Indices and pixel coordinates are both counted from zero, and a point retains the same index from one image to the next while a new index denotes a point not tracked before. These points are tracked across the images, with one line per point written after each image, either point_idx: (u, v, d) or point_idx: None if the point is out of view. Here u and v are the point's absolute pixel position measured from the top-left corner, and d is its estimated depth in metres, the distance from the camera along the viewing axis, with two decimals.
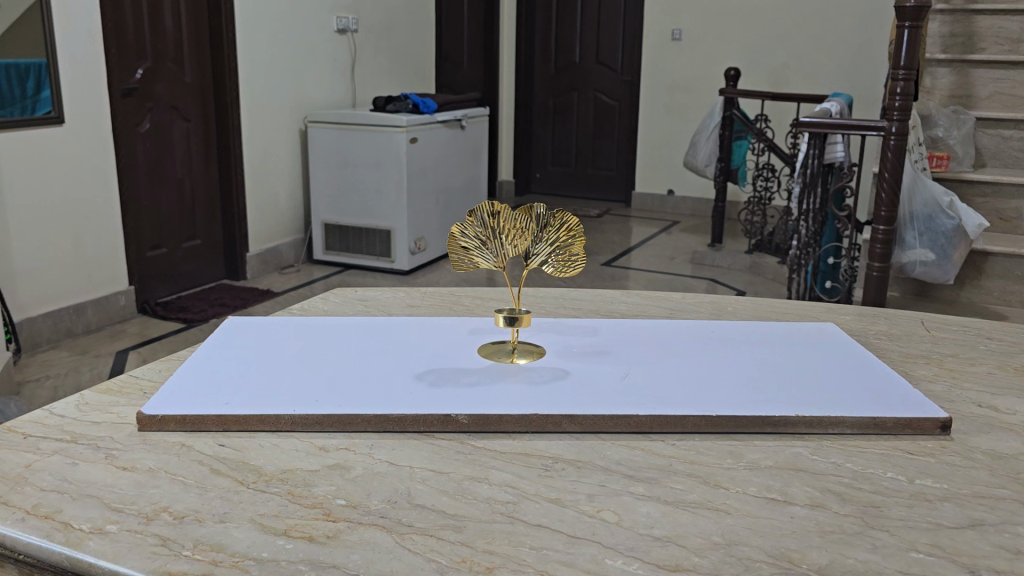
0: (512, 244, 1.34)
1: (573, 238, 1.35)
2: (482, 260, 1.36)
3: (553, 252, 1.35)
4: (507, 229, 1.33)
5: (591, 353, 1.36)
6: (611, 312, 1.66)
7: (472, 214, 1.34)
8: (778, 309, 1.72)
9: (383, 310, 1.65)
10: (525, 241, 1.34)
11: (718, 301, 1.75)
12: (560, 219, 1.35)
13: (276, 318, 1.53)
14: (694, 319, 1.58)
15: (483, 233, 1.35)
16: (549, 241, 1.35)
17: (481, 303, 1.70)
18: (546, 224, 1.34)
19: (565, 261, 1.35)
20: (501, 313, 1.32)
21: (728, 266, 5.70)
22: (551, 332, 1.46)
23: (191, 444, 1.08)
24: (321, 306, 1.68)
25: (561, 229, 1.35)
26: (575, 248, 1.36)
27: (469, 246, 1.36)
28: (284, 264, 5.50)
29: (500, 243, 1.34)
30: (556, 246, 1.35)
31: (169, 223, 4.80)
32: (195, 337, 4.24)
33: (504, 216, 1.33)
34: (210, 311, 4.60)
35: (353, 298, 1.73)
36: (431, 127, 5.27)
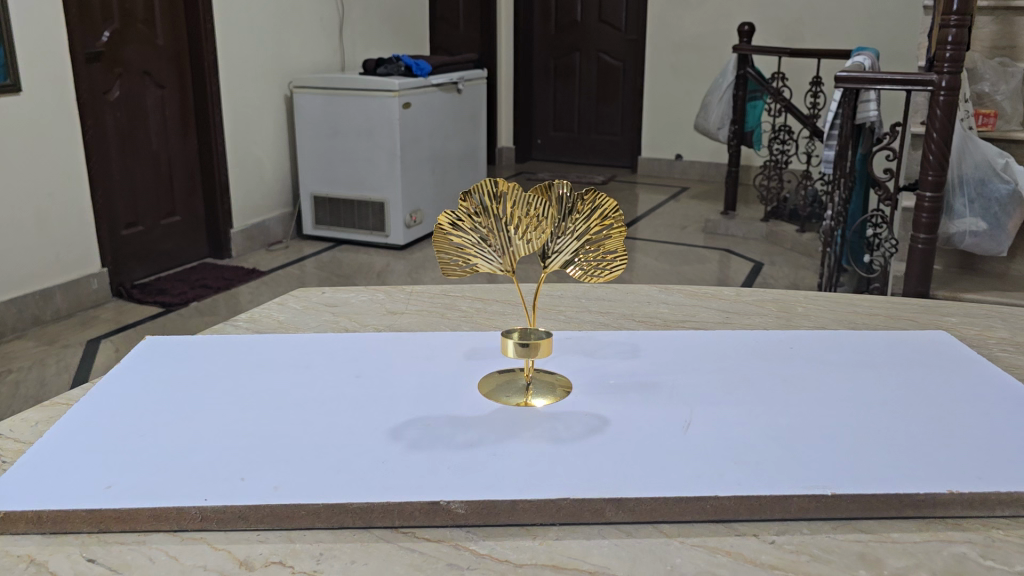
0: (525, 238, 0.97)
1: (609, 229, 0.98)
2: (481, 262, 0.99)
3: (579, 250, 0.99)
4: (518, 219, 0.96)
5: (631, 392, 0.98)
6: (646, 318, 1.29)
7: (468, 198, 0.96)
8: (862, 308, 1.35)
9: (354, 318, 1.28)
10: (541, 234, 0.97)
11: (782, 300, 1.38)
12: (593, 202, 0.97)
13: (201, 337, 1.15)
14: (761, 330, 1.21)
15: (484, 224, 0.97)
16: (575, 235, 0.98)
17: (480, 308, 1.33)
18: (573, 210, 0.97)
19: (597, 264, 0.99)
20: (505, 337, 0.95)
21: (744, 236, 5.25)
22: (576, 355, 1.09)
23: (46, 559, 0.72)
24: (275, 314, 1.31)
25: (593, 217, 0.98)
26: (611, 245, 0.99)
27: (463, 241, 0.98)
28: (271, 239, 5.11)
29: (508, 240, 0.97)
30: (585, 241, 0.99)
31: (144, 200, 4.40)
32: (174, 323, 3.86)
33: (513, 197, 0.95)
34: (190, 293, 4.22)
35: (318, 301, 1.36)
36: (425, 91, 4.84)
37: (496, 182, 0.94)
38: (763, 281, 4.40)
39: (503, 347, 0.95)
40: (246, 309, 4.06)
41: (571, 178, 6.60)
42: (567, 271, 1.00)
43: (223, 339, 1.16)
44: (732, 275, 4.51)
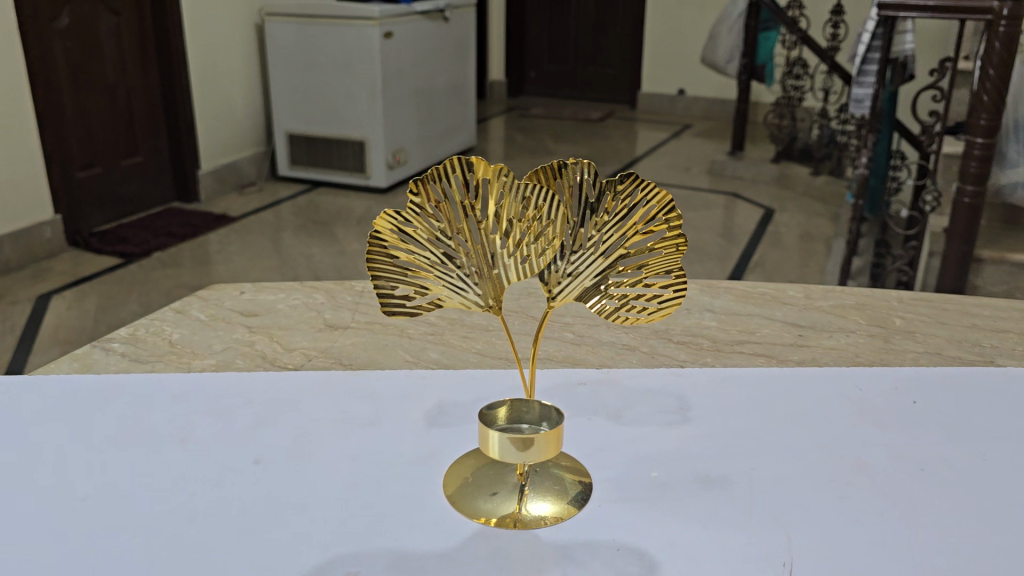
0: (519, 254, 0.62)
1: (656, 245, 0.62)
2: (448, 293, 0.64)
3: (609, 274, 0.64)
4: (507, 224, 0.61)
5: (681, 501, 0.63)
6: (687, 339, 0.93)
7: (422, 188, 0.60)
8: (976, 317, 0.99)
9: (278, 338, 0.92)
10: (546, 248, 0.62)
11: (865, 304, 1.02)
12: (632, 198, 0.61)
13: (31, 383, 0.78)
14: (866, 368, 0.84)
15: (452, 234, 0.61)
16: (601, 252, 0.63)
17: (455, 321, 0.96)
18: (601, 210, 0.61)
19: (638, 297, 0.64)
20: (483, 432, 0.59)
21: (751, 178, 4.66)
22: (601, 418, 0.73)
23: None
24: (168, 332, 0.94)
25: (634, 225, 0.62)
26: (660, 268, 0.63)
27: (417, 259, 0.63)
28: (244, 182, 4.11)
29: (495, 258, 0.62)
30: (617, 258, 0.63)
31: (97, 130, 3.46)
32: (135, 276, 3.03)
33: (497, 185, 0.60)
34: (154, 242, 3.33)
35: (230, 310, 0.99)
36: (410, 18, 3.99)
37: (470, 161, 0.59)
38: (774, 230, 3.84)
39: (480, 442, 0.59)
40: (216, 261, 3.19)
41: (567, 113, 6.12)
42: (586, 303, 0.65)
43: (68, 384, 0.79)
44: (739, 219, 3.99)
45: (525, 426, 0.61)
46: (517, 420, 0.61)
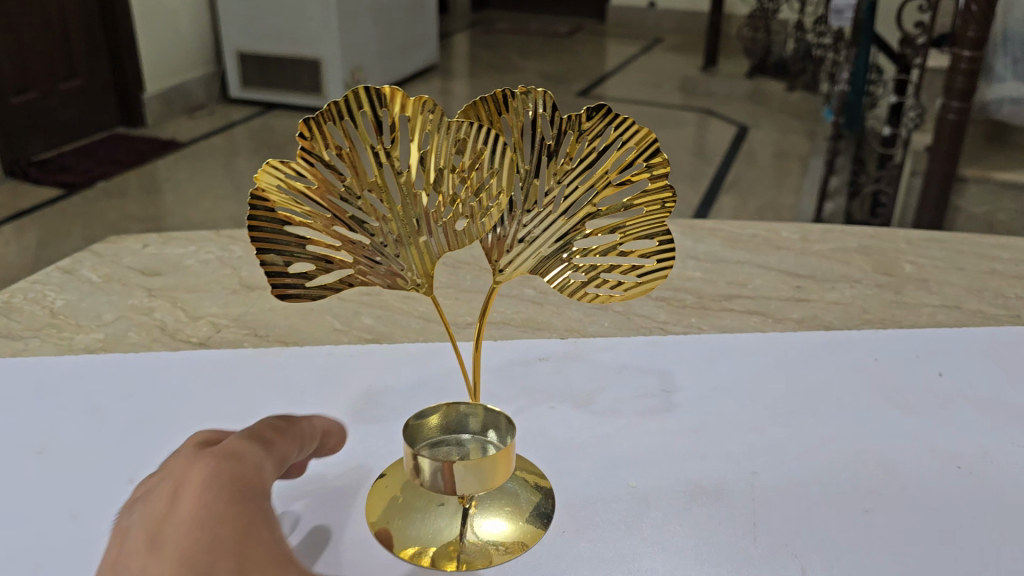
0: (458, 214, 0.48)
1: (636, 200, 0.49)
2: (359, 270, 0.49)
3: (573, 239, 0.50)
4: (442, 178, 0.47)
5: (664, 523, 0.51)
6: (668, 296, 0.79)
7: (317, 130, 0.44)
8: (996, 258, 0.87)
9: (182, 304, 0.77)
10: (491, 207, 0.48)
11: (869, 247, 0.89)
12: (604, 140, 0.47)
13: None
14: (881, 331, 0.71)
15: (361, 191, 0.46)
16: (562, 211, 0.49)
17: None
18: (564, 154, 0.48)
19: (610, 269, 0.50)
20: (405, 448, 0.46)
21: (725, 95, 4.45)
22: (556, 390, 0.63)
23: None
24: (51, 299, 0.78)
25: (606, 174, 0.48)
26: (642, 231, 0.50)
27: (314, 228, 0.47)
28: (194, 106, 3.63)
29: (423, 221, 0.48)
30: (583, 219, 0.50)
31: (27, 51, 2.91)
32: (77, 207, 2.68)
33: (424, 123, 0.45)
34: (97, 170, 2.93)
35: (128, 268, 0.84)
36: None
37: (381, 90, 0.43)
38: (747, 147, 3.69)
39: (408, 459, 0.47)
40: (166, 190, 2.85)
41: (532, 28, 5.83)
42: (543, 276, 0.51)
43: None
44: (713, 137, 3.81)
45: (466, 438, 0.49)
46: (455, 430, 0.49)
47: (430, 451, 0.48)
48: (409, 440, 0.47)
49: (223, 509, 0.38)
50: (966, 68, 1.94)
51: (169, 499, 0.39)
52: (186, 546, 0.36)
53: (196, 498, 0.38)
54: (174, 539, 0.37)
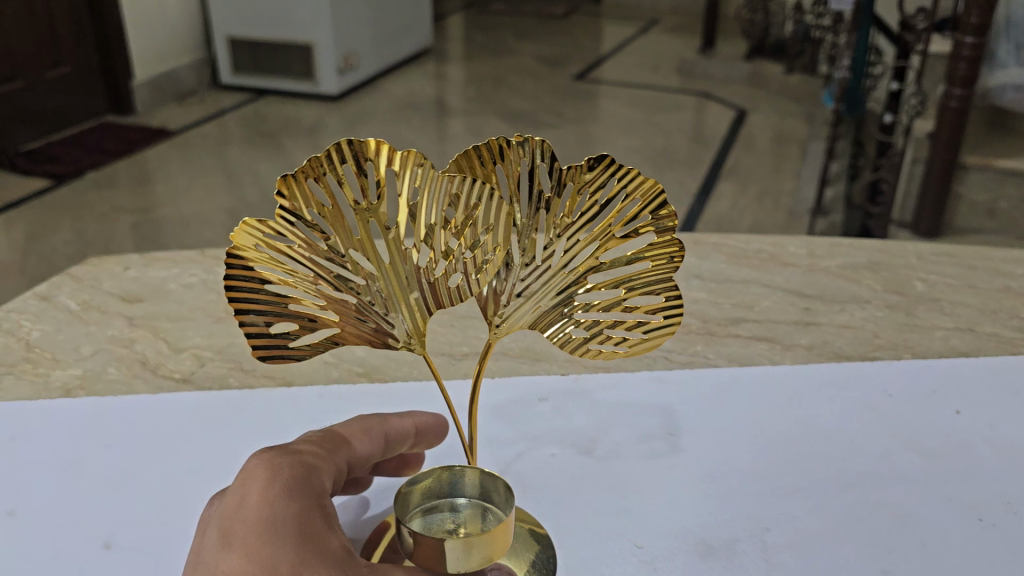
0: (450, 270, 0.48)
1: (641, 252, 0.49)
2: (349, 324, 0.49)
3: (575, 292, 0.49)
4: (433, 234, 0.47)
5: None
6: None
7: (296, 190, 0.45)
8: (1009, 273, 0.84)
9: (165, 336, 0.74)
10: (485, 262, 0.48)
11: (878, 262, 0.86)
12: (606, 193, 0.47)
13: None
14: (899, 363, 0.68)
15: (346, 249, 0.47)
16: (562, 264, 0.49)
17: None
18: (562, 208, 0.47)
19: (614, 325, 0.50)
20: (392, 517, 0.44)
21: (722, 78, 4.39)
22: (557, 420, 0.61)
23: None
24: (26, 329, 0.75)
25: (609, 228, 0.48)
26: (647, 285, 0.49)
27: (300, 284, 0.47)
28: (186, 93, 3.43)
29: (413, 279, 0.48)
30: (585, 273, 0.49)
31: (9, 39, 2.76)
32: (68, 198, 2.56)
33: (413, 180, 0.45)
34: (88, 159, 2.79)
35: (108, 294, 0.80)
36: None
37: (365, 144, 0.44)
38: (746, 132, 3.64)
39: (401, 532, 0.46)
40: (158, 177, 2.72)
41: (527, 9, 5.74)
42: (541, 329, 0.51)
43: None
44: (711, 121, 3.76)
45: (462, 503, 0.48)
46: (450, 494, 0.48)
47: (423, 518, 0.47)
48: (400, 509, 0.46)
49: (284, 503, 0.40)
50: (969, 54, 1.83)
51: (239, 494, 0.41)
52: (250, 544, 0.38)
53: (260, 491, 0.40)
54: (241, 534, 0.39)
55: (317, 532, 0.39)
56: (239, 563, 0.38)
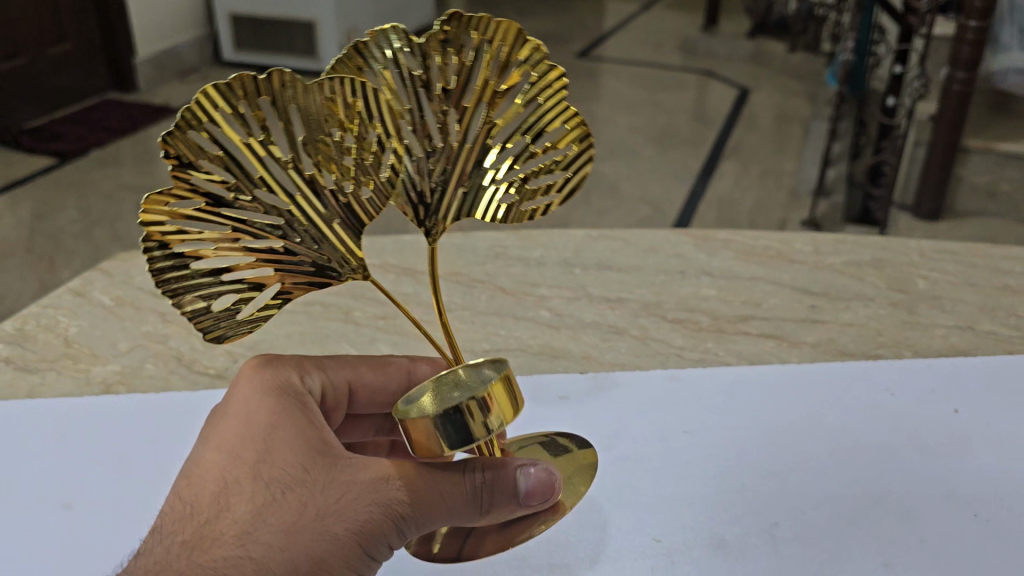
0: (360, 182, 0.54)
1: (522, 93, 0.56)
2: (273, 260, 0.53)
3: (488, 157, 0.56)
4: (332, 145, 0.52)
5: None
6: (683, 317, 0.79)
7: (179, 148, 0.47)
8: (1007, 269, 0.87)
9: (198, 332, 0.77)
10: (389, 153, 0.54)
11: (883, 259, 0.89)
12: (470, 50, 0.53)
13: None
14: (905, 361, 0.71)
15: (251, 191, 0.51)
16: (462, 137, 0.55)
17: (413, 298, 0.82)
18: (442, 83, 0.54)
19: (535, 175, 0.57)
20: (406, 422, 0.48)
21: (725, 55, 4.38)
22: (576, 411, 0.65)
23: None
24: (64, 325, 0.78)
25: (488, 84, 0.54)
26: (549, 124, 0.57)
27: (215, 239, 0.51)
28: (187, 69, 3.42)
29: (331, 193, 0.53)
30: (489, 137, 0.56)
31: (12, 15, 2.74)
32: (73, 176, 2.56)
33: (287, 100, 0.49)
34: (92, 137, 2.79)
35: (140, 290, 0.83)
36: None
37: (230, 82, 0.47)
38: (749, 111, 3.65)
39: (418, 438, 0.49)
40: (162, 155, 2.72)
41: None
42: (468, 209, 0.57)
43: None
44: (713, 100, 3.76)
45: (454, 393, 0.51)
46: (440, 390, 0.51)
47: None
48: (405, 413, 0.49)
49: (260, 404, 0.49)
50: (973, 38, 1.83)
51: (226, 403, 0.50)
52: (227, 440, 0.47)
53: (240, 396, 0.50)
54: (223, 430, 0.48)
55: (282, 430, 0.48)
56: (216, 456, 0.47)
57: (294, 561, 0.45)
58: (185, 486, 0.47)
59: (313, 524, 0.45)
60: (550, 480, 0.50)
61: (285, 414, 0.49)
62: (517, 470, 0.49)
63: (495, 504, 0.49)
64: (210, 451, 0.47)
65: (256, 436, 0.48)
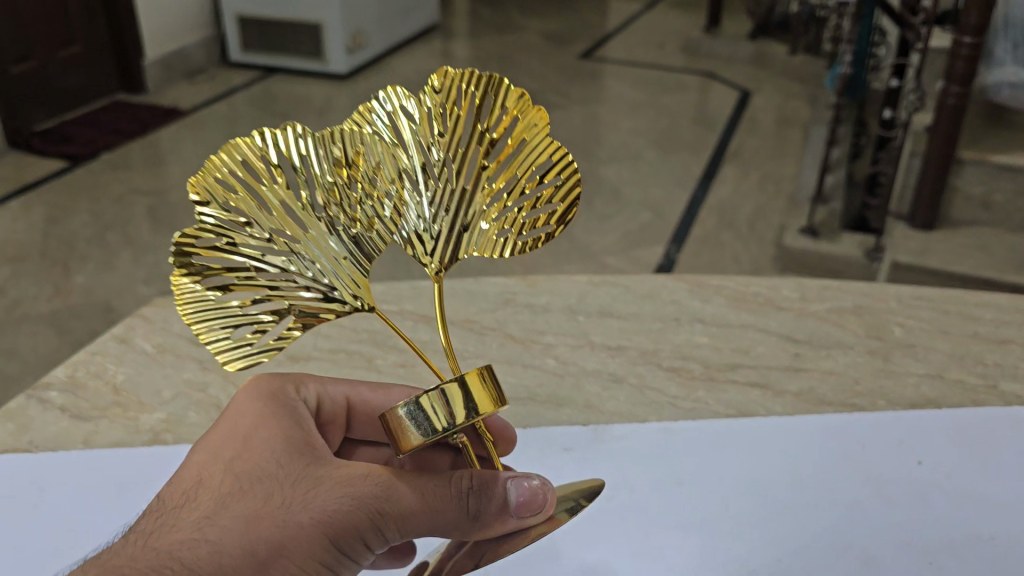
0: (367, 224, 0.61)
1: (513, 136, 0.59)
2: (294, 299, 0.60)
3: (479, 194, 0.61)
4: (341, 189, 0.60)
5: None
6: (677, 365, 0.86)
7: (205, 191, 0.58)
8: (979, 317, 0.94)
9: (235, 380, 0.84)
10: (393, 196, 0.61)
11: (865, 307, 0.96)
12: (461, 98, 0.59)
13: None
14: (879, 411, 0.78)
15: (271, 230, 0.59)
16: (457, 177, 0.61)
17: (429, 346, 0.90)
18: (437, 127, 0.60)
19: (528, 212, 0.61)
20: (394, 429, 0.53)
21: (727, 56, 4.42)
22: (578, 462, 0.73)
23: None
24: (112, 373, 0.86)
25: (478, 128, 0.59)
26: (542, 160, 0.60)
27: (239, 276, 0.59)
28: (195, 71, 3.47)
29: (339, 231, 0.61)
30: (482, 176, 0.60)
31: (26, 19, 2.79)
32: (84, 177, 2.60)
33: (297, 149, 0.59)
34: (103, 139, 2.84)
35: (179, 336, 0.91)
36: None
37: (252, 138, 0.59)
38: (750, 114, 3.70)
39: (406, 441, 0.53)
40: (170, 157, 2.75)
41: None
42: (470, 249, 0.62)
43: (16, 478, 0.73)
44: (715, 103, 3.81)
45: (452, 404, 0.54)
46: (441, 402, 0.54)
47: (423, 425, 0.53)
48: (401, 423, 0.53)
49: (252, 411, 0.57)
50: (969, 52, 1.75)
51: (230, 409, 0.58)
52: (214, 440, 0.55)
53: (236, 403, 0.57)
54: (214, 431, 0.56)
55: (266, 431, 0.55)
56: (199, 455, 0.55)
57: (252, 544, 0.50)
58: (175, 480, 0.54)
59: (276, 514, 0.52)
60: (539, 495, 0.54)
61: (271, 422, 0.56)
62: (509, 482, 0.54)
63: (481, 511, 0.53)
64: (199, 453, 0.55)
65: (239, 439, 0.55)
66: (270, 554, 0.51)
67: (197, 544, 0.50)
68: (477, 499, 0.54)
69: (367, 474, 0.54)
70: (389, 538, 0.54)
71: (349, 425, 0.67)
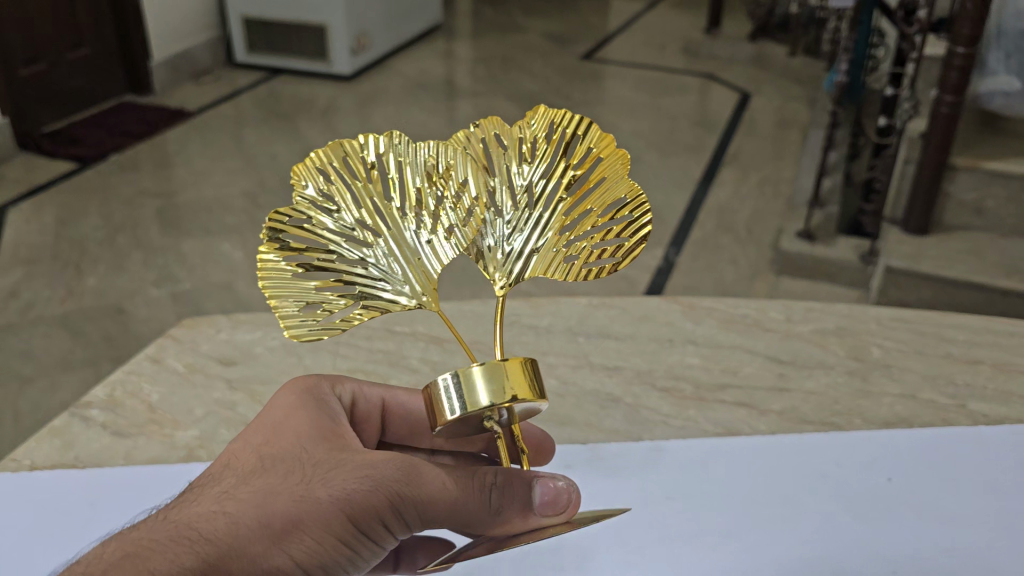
0: (439, 231, 0.66)
1: (597, 175, 0.66)
2: (367, 292, 0.65)
3: (553, 222, 0.67)
4: (425, 198, 0.66)
5: None
6: (670, 386, 0.93)
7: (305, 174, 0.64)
8: (953, 338, 1.01)
9: (261, 399, 0.91)
10: (474, 211, 0.66)
11: (846, 329, 1.02)
12: (556, 134, 0.66)
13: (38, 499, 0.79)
14: (853, 433, 0.86)
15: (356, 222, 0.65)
16: (537, 204, 0.66)
17: (440, 367, 0.96)
18: (528, 154, 0.66)
19: (596, 243, 0.67)
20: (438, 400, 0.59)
21: (727, 57, 4.46)
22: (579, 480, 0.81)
23: None
24: (147, 393, 0.93)
25: (567, 163, 0.66)
26: (616, 204, 0.66)
27: (318, 256, 0.64)
28: (201, 73, 3.52)
29: (414, 237, 0.66)
30: (559, 204, 0.67)
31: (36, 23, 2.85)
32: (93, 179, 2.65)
33: (398, 155, 0.65)
34: (112, 141, 2.89)
35: (207, 357, 0.98)
36: None
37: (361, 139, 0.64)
38: (749, 116, 3.74)
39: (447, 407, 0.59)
40: (178, 159, 2.79)
41: None
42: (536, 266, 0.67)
43: (69, 492, 0.80)
44: (714, 105, 3.86)
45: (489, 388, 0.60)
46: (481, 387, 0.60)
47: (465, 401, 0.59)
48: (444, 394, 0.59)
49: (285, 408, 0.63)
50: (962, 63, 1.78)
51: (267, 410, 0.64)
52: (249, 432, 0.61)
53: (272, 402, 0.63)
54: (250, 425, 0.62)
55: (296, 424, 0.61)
56: (235, 444, 0.61)
57: (268, 516, 0.55)
58: (212, 466, 0.60)
59: (294, 489, 0.56)
60: (563, 497, 0.57)
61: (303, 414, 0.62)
62: (534, 479, 0.58)
63: (505, 504, 0.57)
64: (236, 442, 0.61)
65: (271, 428, 0.61)
66: (285, 527, 0.55)
67: (215, 514, 0.55)
68: (501, 491, 0.58)
69: (388, 459, 0.58)
70: (406, 520, 0.58)
71: (384, 427, 0.74)
